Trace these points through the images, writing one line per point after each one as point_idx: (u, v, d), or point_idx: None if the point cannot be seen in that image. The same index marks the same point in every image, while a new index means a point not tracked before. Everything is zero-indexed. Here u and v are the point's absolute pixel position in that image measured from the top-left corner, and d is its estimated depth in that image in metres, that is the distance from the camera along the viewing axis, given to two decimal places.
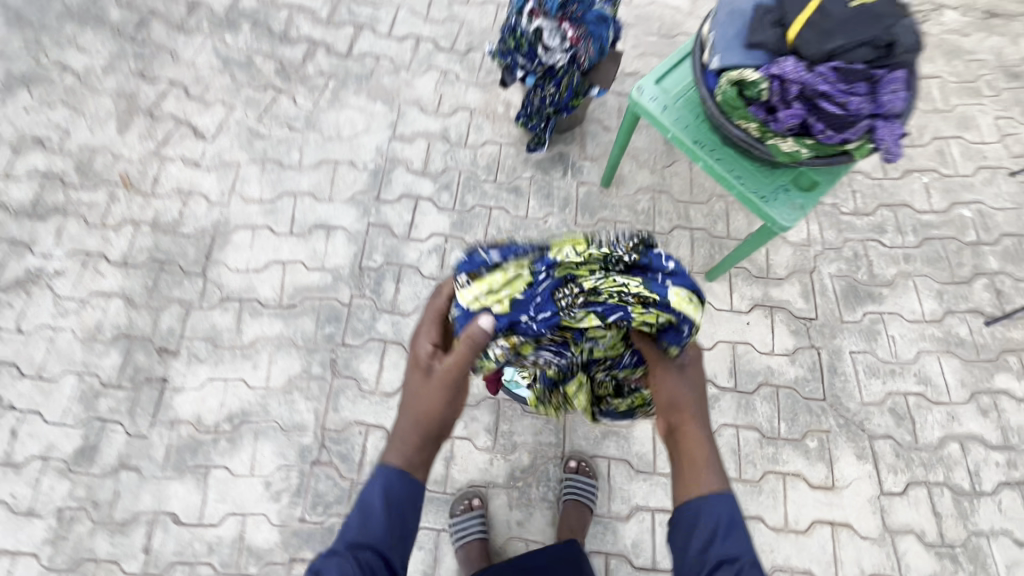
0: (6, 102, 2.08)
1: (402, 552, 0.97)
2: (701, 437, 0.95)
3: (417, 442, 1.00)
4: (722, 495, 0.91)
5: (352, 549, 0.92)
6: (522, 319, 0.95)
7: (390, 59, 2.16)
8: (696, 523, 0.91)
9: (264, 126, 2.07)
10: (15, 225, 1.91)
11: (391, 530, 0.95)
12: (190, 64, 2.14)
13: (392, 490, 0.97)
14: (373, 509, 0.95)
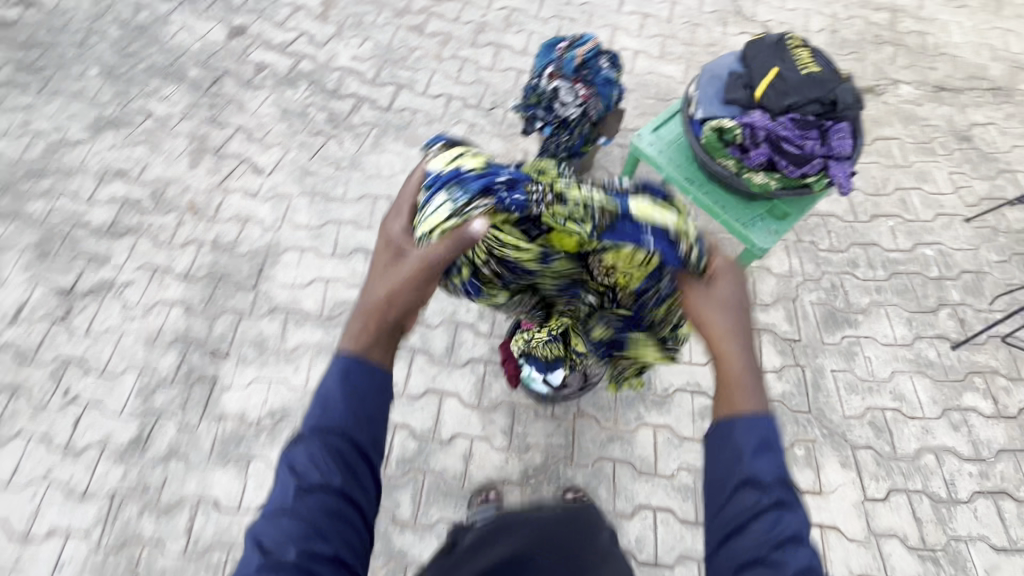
0: (94, 140, 2.42)
1: (374, 435, 0.93)
2: (736, 351, 0.91)
3: (369, 328, 0.97)
4: (758, 417, 0.84)
5: (315, 434, 0.89)
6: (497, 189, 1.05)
7: (425, 113, 2.52)
8: (724, 444, 0.85)
9: (315, 165, 2.39)
10: (94, 242, 2.19)
11: (356, 413, 0.92)
12: (254, 113, 2.51)
13: (355, 375, 0.94)
14: (336, 395, 0.92)
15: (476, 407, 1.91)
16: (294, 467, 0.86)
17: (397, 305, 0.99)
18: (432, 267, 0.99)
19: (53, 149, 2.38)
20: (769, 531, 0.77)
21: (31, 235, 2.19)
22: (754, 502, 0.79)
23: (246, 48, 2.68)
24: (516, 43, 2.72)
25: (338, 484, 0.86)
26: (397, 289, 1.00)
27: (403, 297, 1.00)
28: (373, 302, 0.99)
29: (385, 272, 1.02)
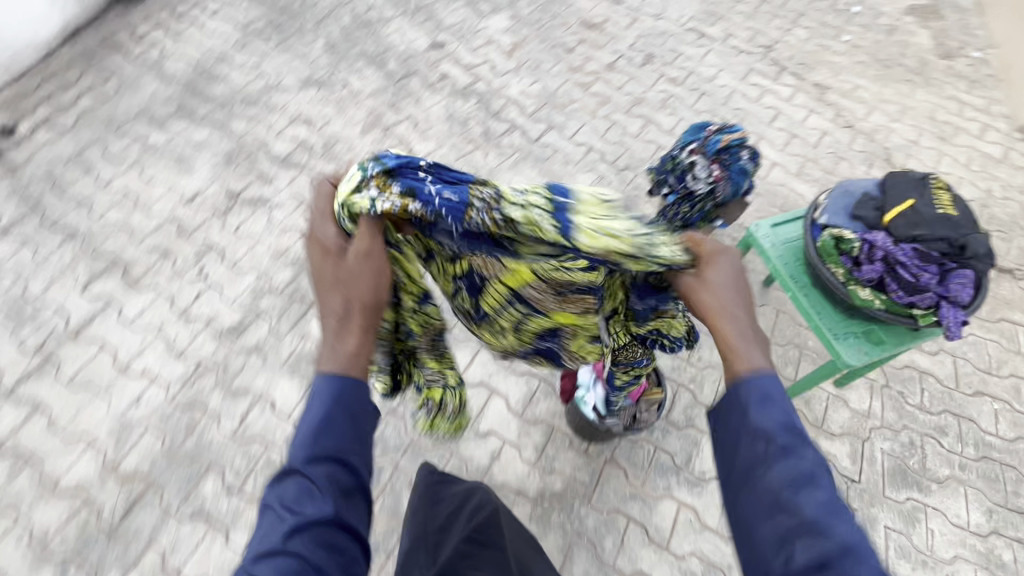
0: (299, 91, 2.92)
1: (366, 454, 0.90)
2: (732, 330, 0.90)
3: (364, 335, 0.94)
4: (758, 374, 0.85)
5: (303, 463, 0.86)
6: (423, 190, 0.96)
7: (564, 154, 2.79)
8: (734, 399, 0.86)
9: (458, 165, 2.71)
10: (267, 165, 2.61)
11: (347, 435, 0.90)
12: (425, 109, 2.91)
13: (344, 397, 0.92)
14: (330, 422, 0.89)
15: (518, 415, 1.98)
16: (286, 503, 0.84)
17: (368, 301, 0.95)
18: (380, 256, 0.98)
19: (267, 88, 2.91)
20: (784, 485, 0.77)
21: (226, 145, 2.66)
22: (779, 469, 0.78)
23: (438, 60, 3.14)
24: (665, 122, 2.95)
25: (329, 512, 0.83)
26: (359, 287, 0.95)
27: (377, 292, 0.97)
28: (352, 309, 0.95)
29: (336, 278, 0.95)
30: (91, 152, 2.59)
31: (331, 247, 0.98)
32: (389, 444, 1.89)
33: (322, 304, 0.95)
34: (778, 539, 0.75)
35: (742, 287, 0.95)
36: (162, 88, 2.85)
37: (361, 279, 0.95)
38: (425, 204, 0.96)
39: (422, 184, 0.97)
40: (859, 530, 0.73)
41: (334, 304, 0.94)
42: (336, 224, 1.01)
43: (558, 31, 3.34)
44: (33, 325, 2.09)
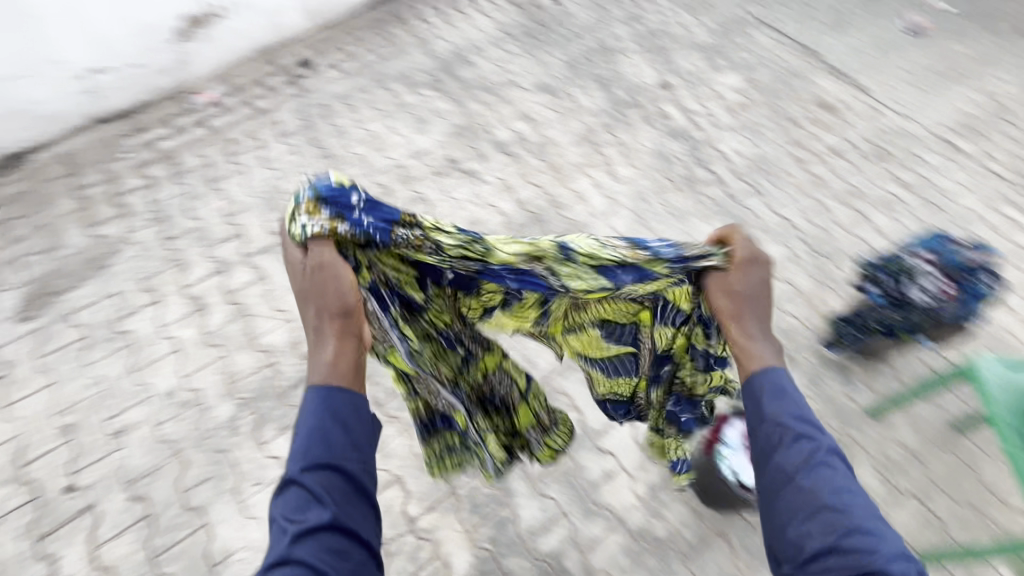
0: (531, 92, 3.20)
1: (357, 459, 1.03)
2: (743, 335, 1.14)
3: (340, 339, 1.07)
4: (770, 369, 1.11)
5: (302, 473, 0.99)
6: (350, 214, 1.09)
7: (761, 222, 2.71)
8: (755, 387, 1.10)
9: (652, 198, 2.76)
10: (486, 146, 2.89)
11: (339, 445, 1.03)
12: (637, 140, 3.02)
13: (333, 414, 1.05)
14: (323, 436, 1.02)
15: (641, 448, 1.96)
16: (287, 514, 0.96)
17: (337, 315, 1.07)
18: (336, 271, 1.07)
19: (505, 83, 3.24)
20: (800, 464, 1.00)
21: (459, 119, 3.01)
22: (802, 460, 1.00)
23: (663, 99, 3.25)
24: (882, 221, 2.73)
25: (326, 517, 0.95)
26: (325, 301, 1.07)
27: (343, 299, 1.07)
28: (325, 320, 1.08)
29: (303, 296, 1.08)
30: (358, 95, 3.08)
31: (293, 271, 1.09)
32: None
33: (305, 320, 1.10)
34: (798, 515, 0.96)
35: (761, 299, 1.15)
36: (424, 61, 3.31)
37: (324, 289, 1.07)
38: (354, 225, 1.09)
39: (348, 207, 1.09)
40: (862, 504, 0.95)
41: (311, 320, 1.08)
42: (292, 247, 1.09)
43: (788, 103, 3.27)
44: (278, 215, 2.54)
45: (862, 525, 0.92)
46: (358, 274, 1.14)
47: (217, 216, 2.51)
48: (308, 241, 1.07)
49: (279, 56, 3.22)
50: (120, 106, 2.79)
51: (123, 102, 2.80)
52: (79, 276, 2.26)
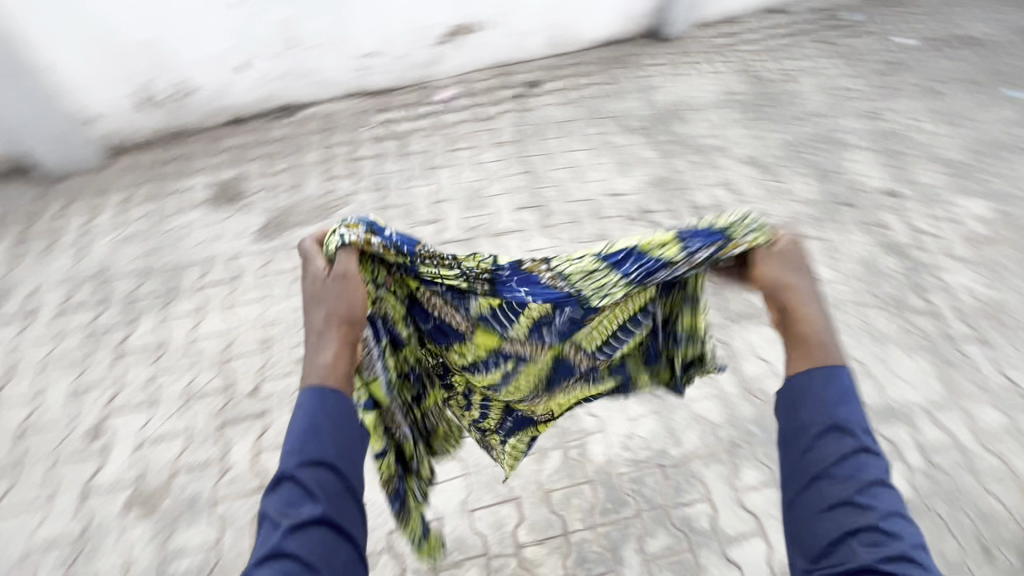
0: (739, 164, 3.10)
1: (357, 458, 0.90)
2: (810, 318, 0.95)
3: (344, 342, 0.97)
4: (837, 368, 0.90)
5: (296, 466, 0.85)
6: (383, 232, 1.11)
7: (981, 375, 2.29)
8: (815, 387, 0.90)
9: (850, 309, 2.49)
10: (682, 204, 2.85)
11: (338, 440, 0.89)
12: (845, 241, 2.76)
13: (324, 410, 0.90)
14: (316, 430, 0.88)
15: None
16: (279, 508, 0.81)
17: (348, 317, 1.00)
18: (358, 281, 1.04)
19: (715, 148, 3.19)
20: (853, 473, 0.81)
21: (660, 171, 3.01)
22: (860, 473, 0.81)
23: (886, 207, 2.95)
24: None
25: (321, 514, 0.81)
26: (338, 304, 1.00)
27: (357, 306, 1.02)
28: (331, 324, 0.98)
29: (316, 298, 1.00)
30: (570, 124, 3.23)
31: (311, 282, 1.02)
32: (644, 493, 1.90)
33: (308, 322, 0.98)
34: (837, 528, 0.78)
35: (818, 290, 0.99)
36: (640, 108, 3.38)
37: (337, 294, 1.01)
38: (386, 239, 1.11)
39: (384, 229, 1.11)
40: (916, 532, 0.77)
41: (315, 321, 0.98)
42: (314, 259, 1.06)
43: None
44: (474, 213, 2.72)
45: (913, 555, 0.74)
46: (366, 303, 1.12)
47: (424, 198, 2.76)
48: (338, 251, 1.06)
49: (512, 73, 3.50)
50: (378, 86, 3.21)
51: (381, 84, 3.22)
52: (307, 218, 2.63)
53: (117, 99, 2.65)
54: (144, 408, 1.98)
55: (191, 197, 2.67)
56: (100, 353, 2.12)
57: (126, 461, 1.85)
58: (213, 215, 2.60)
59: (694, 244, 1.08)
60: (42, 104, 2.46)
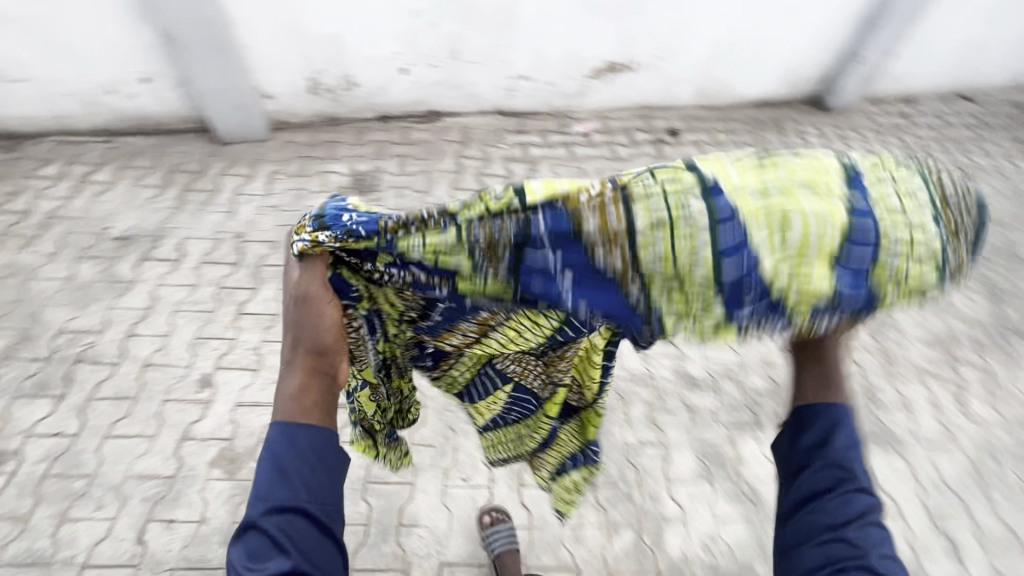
0: None
1: (332, 501, 0.89)
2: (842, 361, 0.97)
3: (309, 376, 0.92)
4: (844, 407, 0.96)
5: (263, 514, 0.84)
6: (346, 221, 0.91)
7: None
8: (825, 424, 0.94)
9: (1006, 461, 2.08)
10: None
11: (311, 482, 0.88)
12: (1011, 378, 2.34)
13: (293, 450, 0.88)
14: (287, 473, 0.87)
15: None
16: (248, 559, 0.80)
17: (317, 346, 0.92)
18: (330, 303, 0.93)
19: None
20: (844, 507, 0.88)
21: None
22: (850, 509, 0.88)
23: None
24: None
25: (291, 569, 0.79)
26: (306, 329, 0.92)
27: (325, 334, 0.92)
28: (298, 353, 0.92)
29: (287, 321, 0.93)
30: None
31: (284, 298, 0.94)
32: None
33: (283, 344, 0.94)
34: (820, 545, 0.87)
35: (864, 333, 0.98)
36: None
37: (303, 319, 0.92)
38: (340, 230, 0.90)
39: (341, 217, 0.92)
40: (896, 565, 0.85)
41: (284, 350, 0.93)
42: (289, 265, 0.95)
43: None
44: None
45: None
46: (355, 304, 0.98)
47: None
48: (303, 260, 0.92)
49: (654, 117, 3.40)
50: (520, 108, 3.25)
51: (524, 106, 3.26)
52: None
53: (291, 81, 2.89)
54: (246, 372, 2.08)
55: (331, 181, 2.84)
56: (225, 309, 2.28)
57: (224, 417, 1.96)
58: None
59: (873, 248, 0.77)
60: (232, 77, 2.73)
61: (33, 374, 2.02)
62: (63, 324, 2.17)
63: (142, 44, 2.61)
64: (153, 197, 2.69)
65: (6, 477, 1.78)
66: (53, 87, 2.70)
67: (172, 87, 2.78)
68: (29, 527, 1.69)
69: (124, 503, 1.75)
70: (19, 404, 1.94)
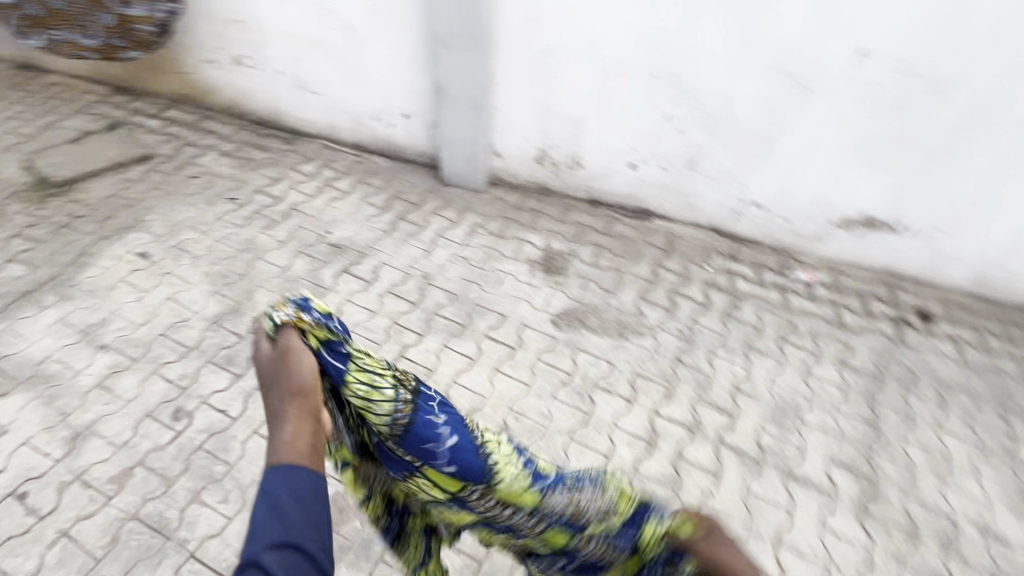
0: None
1: (321, 536, 0.80)
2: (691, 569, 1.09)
3: (298, 417, 0.92)
4: None
5: (259, 550, 0.75)
6: (316, 317, 1.07)
7: None
8: None
9: None
10: None
11: (304, 514, 0.80)
12: None
13: (287, 485, 0.82)
14: (279, 506, 0.79)
15: None
16: None
17: (299, 392, 0.95)
18: (305, 358, 0.99)
19: None
20: None
21: None
22: None
23: None
24: None
25: None
26: (286, 381, 0.95)
27: (305, 374, 0.97)
28: (287, 403, 0.93)
29: (264, 381, 0.97)
30: (961, 396, 2.37)
31: (257, 364, 0.99)
32: None
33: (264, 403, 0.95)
34: None
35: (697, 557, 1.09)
36: None
37: (282, 373, 0.97)
38: (317, 317, 1.06)
39: (318, 317, 1.07)
40: None
41: (273, 406, 0.93)
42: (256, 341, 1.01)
43: None
44: (779, 431, 2.19)
45: None
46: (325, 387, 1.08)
47: (728, 380, 2.34)
48: (278, 330, 1.02)
49: (905, 290, 2.78)
50: (740, 232, 2.93)
51: (745, 232, 2.93)
52: (604, 328, 2.49)
53: (523, 148, 2.95)
54: None
55: (524, 251, 2.82)
56: (389, 348, 2.35)
57: None
58: (532, 278, 2.69)
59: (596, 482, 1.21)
60: (475, 133, 2.87)
61: (227, 346, 2.27)
62: (265, 309, 2.43)
63: (417, 89, 2.89)
64: (373, 216, 2.94)
65: (172, 434, 1.98)
66: (338, 104, 3.14)
67: (424, 128, 3.04)
68: (168, 492, 1.83)
69: (242, 507, 1.82)
70: (208, 370, 2.18)
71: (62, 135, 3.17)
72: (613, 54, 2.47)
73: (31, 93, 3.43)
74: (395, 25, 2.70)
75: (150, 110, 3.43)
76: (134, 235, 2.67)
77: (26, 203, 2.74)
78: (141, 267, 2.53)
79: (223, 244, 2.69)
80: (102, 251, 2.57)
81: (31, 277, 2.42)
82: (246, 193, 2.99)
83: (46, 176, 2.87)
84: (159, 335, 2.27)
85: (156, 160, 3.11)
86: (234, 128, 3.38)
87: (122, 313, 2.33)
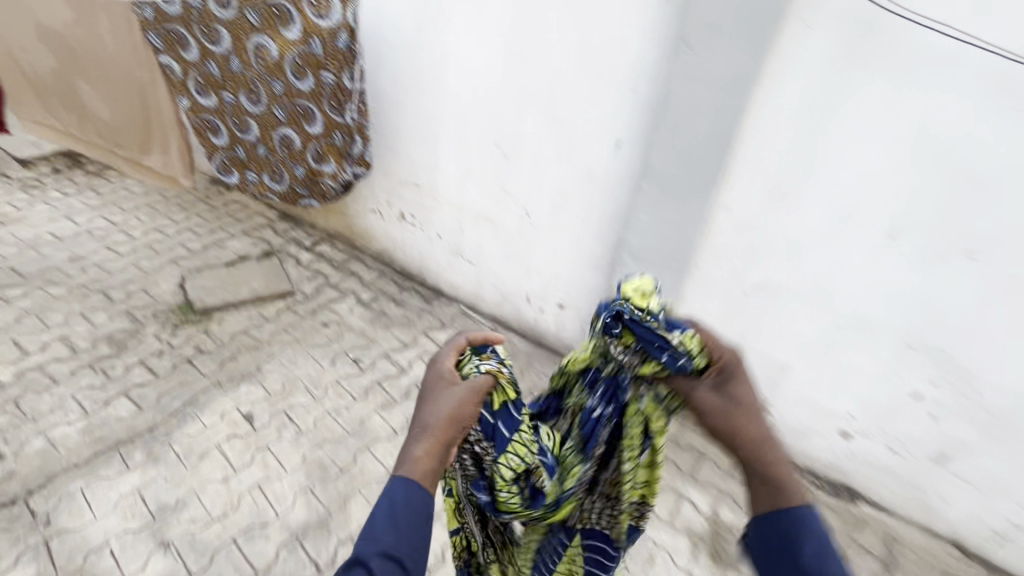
0: None
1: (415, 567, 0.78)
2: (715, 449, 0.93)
3: (440, 444, 0.88)
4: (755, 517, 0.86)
5: (371, 553, 0.76)
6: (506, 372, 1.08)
7: None
8: (762, 531, 0.83)
9: None
10: None
11: (410, 532, 0.79)
12: None
13: (410, 501, 0.81)
14: (395, 518, 0.80)
15: None
16: None
17: (454, 422, 0.92)
18: (474, 400, 0.97)
19: None
20: (786, 525, 0.81)
21: None
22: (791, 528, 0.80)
23: None
24: None
25: None
26: (456, 408, 0.93)
27: (466, 411, 0.94)
28: (437, 422, 0.90)
29: (433, 392, 0.96)
30: None
31: (437, 376, 0.99)
32: None
33: (420, 411, 0.93)
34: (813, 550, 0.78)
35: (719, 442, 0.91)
36: None
37: (450, 397, 0.94)
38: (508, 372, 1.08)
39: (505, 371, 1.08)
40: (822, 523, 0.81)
41: (425, 415, 0.91)
42: (447, 360, 1.03)
43: None
44: None
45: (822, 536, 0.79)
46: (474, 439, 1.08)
47: None
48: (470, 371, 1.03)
49: None
50: (1002, 560, 2.05)
51: (1010, 561, 2.04)
52: None
53: None
54: None
55: (682, 514, 2.23)
56: None
57: None
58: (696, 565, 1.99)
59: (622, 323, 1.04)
60: None
61: None
62: (356, 530, 1.94)
63: (584, 283, 2.53)
64: None
65: None
66: (489, 277, 2.87)
67: (579, 322, 2.66)
68: None
69: None
70: None
71: (221, 256, 3.21)
72: (853, 312, 1.93)
73: (211, 208, 3.63)
74: (578, 222, 2.39)
75: (305, 242, 3.44)
76: (247, 388, 2.41)
77: (163, 327, 2.66)
78: (241, 433, 2.21)
79: (333, 421, 2.33)
80: (210, 402, 2.31)
81: (132, 422, 2.18)
82: (372, 355, 2.70)
83: (191, 300, 2.82)
84: (230, 542, 1.85)
85: (295, 298, 2.99)
86: (377, 275, 3.25)
87: (202, 497, 1.96)
